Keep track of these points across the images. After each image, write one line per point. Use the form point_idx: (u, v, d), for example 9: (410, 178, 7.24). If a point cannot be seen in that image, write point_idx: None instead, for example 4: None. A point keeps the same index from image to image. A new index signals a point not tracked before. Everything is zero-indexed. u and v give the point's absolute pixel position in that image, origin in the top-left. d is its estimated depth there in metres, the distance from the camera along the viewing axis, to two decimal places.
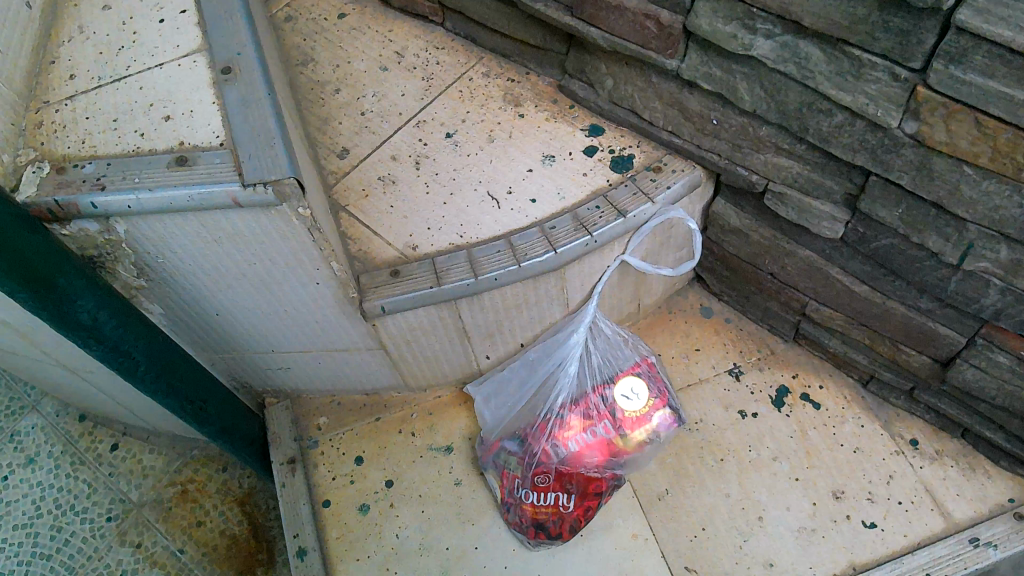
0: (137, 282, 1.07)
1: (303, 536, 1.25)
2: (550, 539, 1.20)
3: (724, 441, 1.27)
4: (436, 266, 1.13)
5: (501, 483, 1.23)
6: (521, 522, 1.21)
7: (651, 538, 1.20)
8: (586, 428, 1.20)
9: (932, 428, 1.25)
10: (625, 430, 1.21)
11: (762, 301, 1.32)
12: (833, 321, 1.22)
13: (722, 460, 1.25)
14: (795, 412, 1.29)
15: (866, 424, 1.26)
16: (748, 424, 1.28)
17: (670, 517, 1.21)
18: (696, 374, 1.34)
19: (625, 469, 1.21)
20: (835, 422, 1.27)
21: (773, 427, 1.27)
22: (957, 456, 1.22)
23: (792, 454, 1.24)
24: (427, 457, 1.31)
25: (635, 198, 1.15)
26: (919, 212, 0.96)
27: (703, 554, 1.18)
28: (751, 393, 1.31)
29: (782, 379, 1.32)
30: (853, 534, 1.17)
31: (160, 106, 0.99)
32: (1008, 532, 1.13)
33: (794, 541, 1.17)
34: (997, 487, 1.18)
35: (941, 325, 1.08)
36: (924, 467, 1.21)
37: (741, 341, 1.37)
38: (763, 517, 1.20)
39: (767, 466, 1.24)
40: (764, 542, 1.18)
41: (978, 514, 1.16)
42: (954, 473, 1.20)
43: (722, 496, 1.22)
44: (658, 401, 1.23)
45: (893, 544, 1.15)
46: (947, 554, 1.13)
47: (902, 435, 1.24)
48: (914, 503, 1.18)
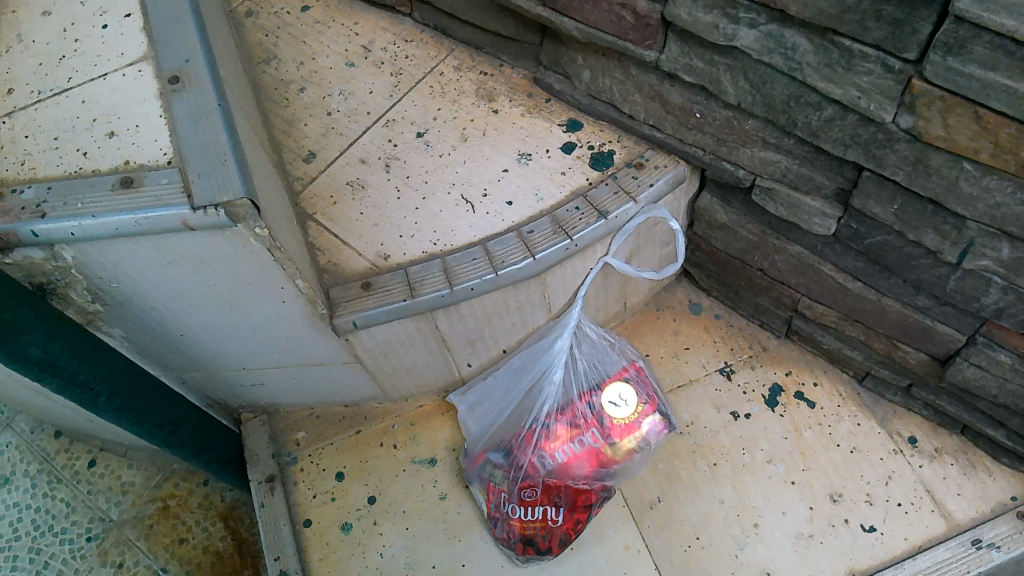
0: (93, 307, 1.00)
1: (284, 558, 1.20)
2: (540, 554, 1.16)
3: (716, 445, 1.23)
4: (409, 277, 1.08)
5: (487, 498, 1.19)
6: (509, 538, 1.17)
7: (644, 550, 1.16)
8: (573, 439, 1.16)
9: (930, 424, 1.20)
10: (615, 439, 1.17)
11: (752, 297, 1.28)
12: (827, 317, 1.18)
13: (714, 464, 1.22)
14: (789, 411, 1.25)
15: (863, 422, 1.22)
16: (741, 426, 1.24)
17: (663, 527, 1.17)
18: (686, 374, 1.30)
19: (616, 479, 1.17)
20: (831, 421, 1.23)
21: (767, 427, 1.24)
22: (957, 452, 1.17)
23: (787, 456, 1.21)
24: (411, 470, 1.27)
25: (616, 197, 1.10)
26: (914, 208, 0.91)
27: (698, 565, 1.14)
28: (743, 393, 1.27)
29: (774, 377, 1.28)
30: (852, 539, 1.12)
31: (105, 120, 0.92)
32: (1011, 532, 1.08)
33: (791, 549, 1.13)
34: (1000, 485, 1.13)
35: (939, 324, 1.02)
36: (924, 466, 1.16)
37: (732, 339, 1.33)
38: (758, 523, 1.16)
39: (762, 470, 1.20)
40: (761, 549, 1.14)
41: (980, 514, 1.11)
42: (954, 471, 1.15)
43: (717, 503, 1.18)
44: (647, 407, 1.19)
45: (893, 549, 1.11)
46: (949, 557, 1.08)
47: (900, 432, 1.20)
48: (914, 504, 1.13)
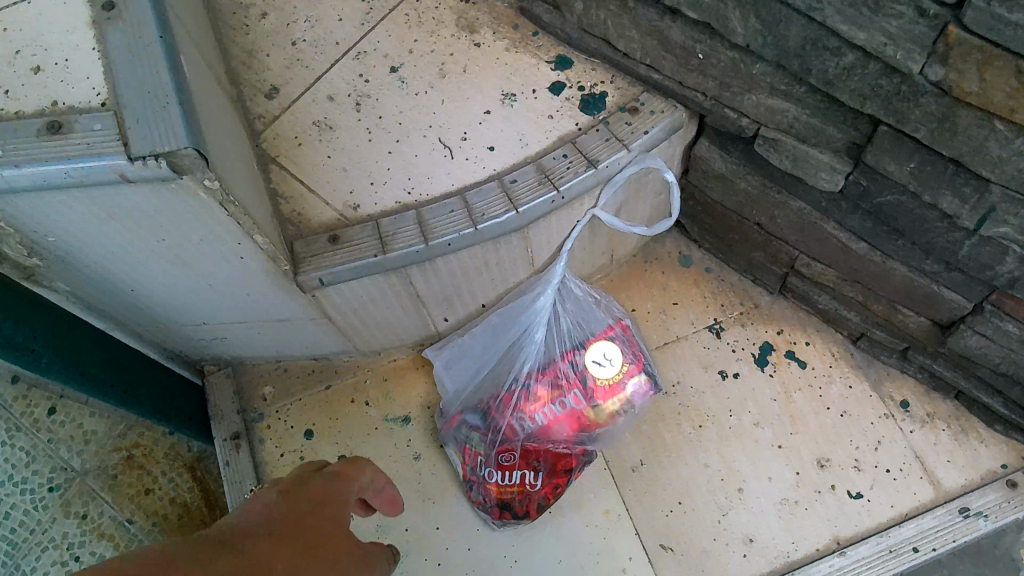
0: (30, 262, 0.91)
1: None
2: (517, 519, 1.13)
3: (703, 407, 1.19)
4: (381, 231, 0.99)
5: (463, 460, 1.15)
6: (486, 502, 1.13)
7: (625, 515, 1.14)
8: (554, 401, 1.11)
9: (924, 388, 1.16)
10: (598, 401, 1.11)
11: (746, 252, 1.21)
12: (825, 277, 1.12)
13: (700, 427, 1.18)
14: (779, 372, 1.20)
15: (855, 385, 1.17)
16: (729, 387, 1.20)
17: (645, 491, 1.15)
18: (674, 332, 1.24)
19: (598, 443, 1.13)
20: (822, 383, 1.18)
21: (756, 388, 1.19)
22: (950, 418, 1.13)
23: (775, 419, 1.17)
24: (384, 430, 1.22)
25: (607, 145, 1.00)
26: (934, 167, 0.83)
27: (679, 531, 1.11)
28: (732, 352, 1.22)
29: (766, 336, 1.23)
30: (837, 507, 1.10)
31: (28, 52, 0.80)
32: (999, 501, 1.07)
33: (775, 516, 1.11)
34: (991, 453, 1.10)
35: (946, 290, 0.97)
36: (915, 431, 1.13)
37: (723, 295, 1.27)
38: (743, 489, 1.13)
39: (749, 433, 1.16)
40: (744, 516, 1.11)
41: (970, 482, 1.09)
42: (946, 438, 1.12)
43: (701, 467, 1.15)
44: (632, 368, 1.12)
45: (879, 517, 1.09)
46: (936, 526, 1.07)
47: (892, 396, 1.16)
48: (903, 471, 1.11)
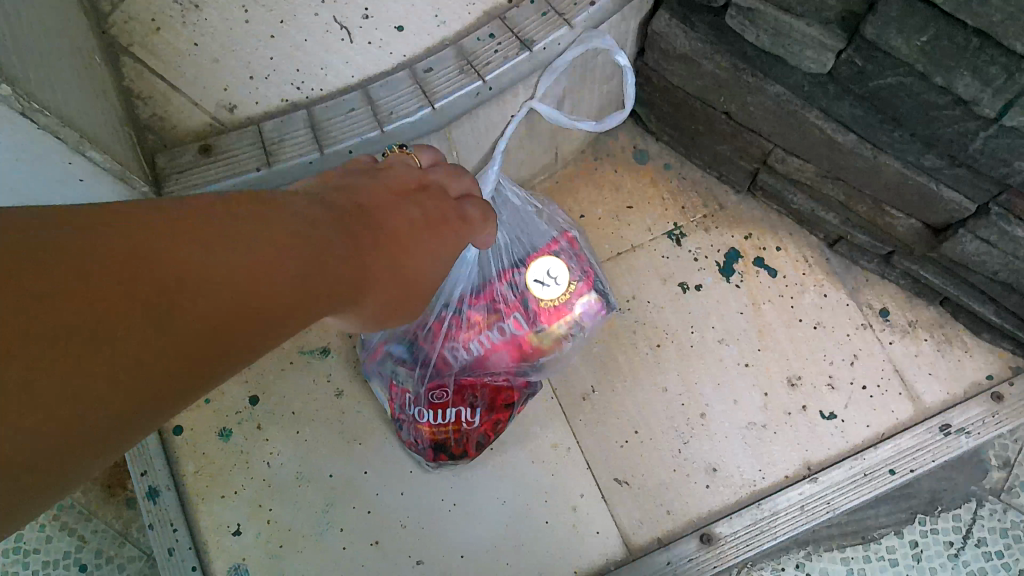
0: None
1: (153, 474, 1.03)
2: (454, 459, 1.01)
3: (662, 324, 1.05)
4: (263, 139, 0.80)
5: (390, 398, 1.02)
6: (418, 443, 1.01)
7: (574, 449, 1.02)
8: (490, 328, 0.95)
9: (905, 295, 1.04)
10: (542, 326, 0.95)
11: (711, 145, 1.04)
12: (802, 174, 0.96)
13: (658, 347, 1.05)
14: (746, 282, 1.06)
15: (830, 294, 1.05)
16: (690, 301, 1.06)
17: (596, 420, 1.03)
18: (628, 240, 1.09)
19: (541, 373, 0.99)
20: (793, 293, 1.05)
21: (720, 301, 1.06)
22: (932, 327, 1.02)
23: (742, 335, 1.04)
24: (300, 363, 1.10)
25: (544, 21, 0.81)
26: (952, 42, 0.65)
27: (634, 463, 1.01)
28: (694, 261, 1.08)
29: (731, 241, 1.08)
30: (808, 429, 1.00)
31: None
32: (982, 416, 0.97)
33: (741, 442, 1.00)
34: (975, 364, 1.00)
35: (945, 188, 0.82)
36: (895, 343, 1.02)
37: (683, 196, 1.11)
38: (705, 414, 1.01)
39: (713, 352, 1.04)
40: (706, 444, 1.00)
41: (952, 397, 0.99)
42: (928, 349, 1.01)
43: (659, 392, 1.03)
44: (581, 287, 0.96)
45: (854, 438, 0.99)
46: (914, 445, 0.97)
47: (871, 305, 1.04)
48: (880, 388, 1.00)
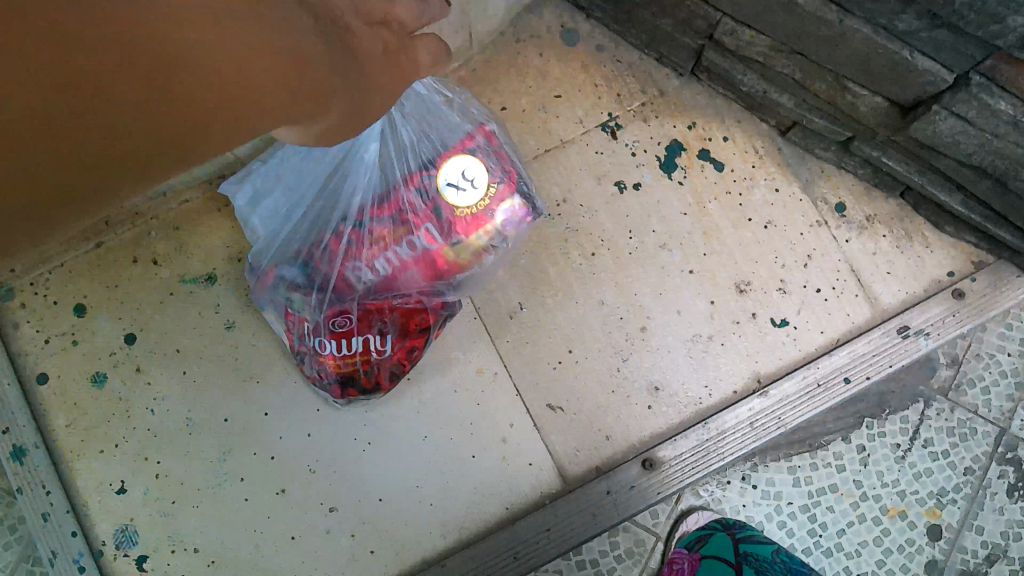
0: None
1: (15, 432, 0.88)
2: (366, 393, 0.89)
3: (596, 229, 0.93)
4: None
5: (288, 328, 0.88)
6: (323, 377, 0.88)
7: (502, 374, 0.91)
8: (398, 244, 0.81)
9: (863, 187, 0.93)
10: (458, 239, 0.81)
11: (650, 18, 0.89)
12: (754, 49, 0.82)
13: (592, 256, 0.92)
14: (690, 178, 0.94)
15: (782, 188, 0.94)
16: (628, 202, 0.93)
17: (525, 340, 0.91)
18: (557, 135, 0.95)
19: (460, 291, 0.86)
20: (742, 189, 0.94)
21: (661, 200, 0.93)
22: (892, 221, 0.92)
23: (685, 238, 0.92)
24: (182, 295, 0.94)
25: None
26: None
27: (569, 386, 0.90)
28: (632, 156, 0.94)
29: (673, 132, 0.95)
30: (758, 338, 0.90)
31: None
32: (943, 316, 0.89)
33: (685, 356, 0.90)
34: (936, 260, 0.92)
35: (920, 56, 0.69)
36: (851, 240, 0.92)
37: (619, 81, 0.96)
38: (646, 328, 0.91)
39: (654, 258, 0.92)
40: (648, 360, 0.90)
41: (910, 296, 0.91)
42: (886, 245, 0.92)
43: (595, 306, 0.91)
44: (503, 190, 0.81)
45: (807, 346, 0.90)
46: (871, 351, 0.89)
47: (826, 199, 0.93)
48: (835, 290, 0.91)
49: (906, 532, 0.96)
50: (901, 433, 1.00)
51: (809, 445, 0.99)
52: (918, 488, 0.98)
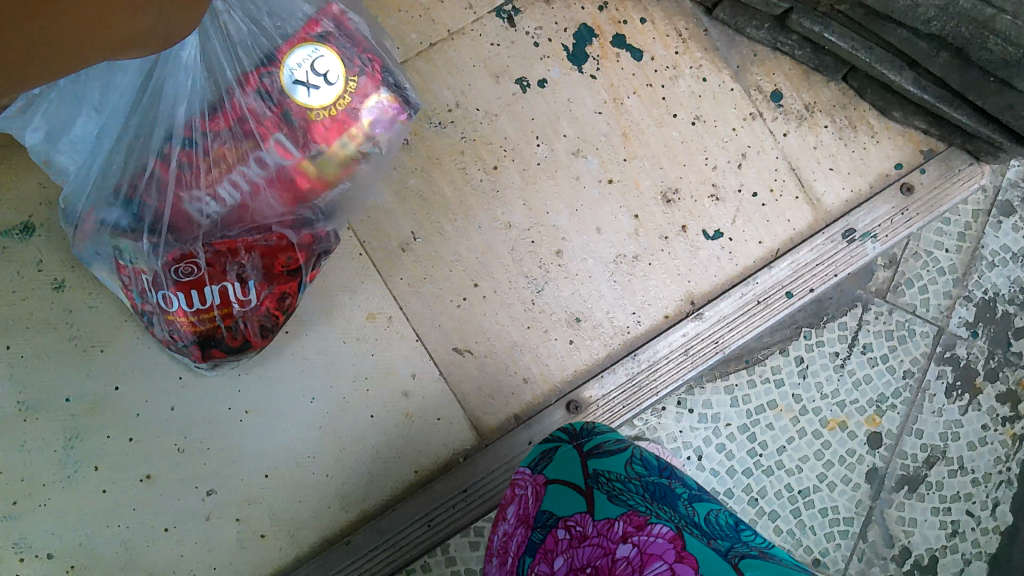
0: None
1: None
2: (235, 354, 0.72)
3: (497, 138, 0.78)
4: None
5: (124, 285, 0.69)
6: (177, 341, 0.70)
7: (398, 318, 0.77)
8: (246, 164, 0.63)
9: (800, 72, 0.81)
10: (320, 150, 0.64)
11: None
12: None
13: (495, 170, 0.78)
14: (605, 71, 0.79)
15: (710, 78, 0.80)
16: (533, 103, 0.78)
17: (422, 277, 0.77)
18: (442, 26, 0.78)
19: (331, 215, 0.71)
20: (665, 81, 0.80)
21: (572, 100, 0.79)
22: (833, 109, 0.81)
23: (602, 143, 0.79)
24: None
25: None
26: None
27: (477, 326, 0.77)
28: (534, 48, 0.79)
29: (582, 16, 0.80)
30: (690, 254, 0.79)
31: None
32: (891, 215, 0.80)
33: (609, 280, 0.78)
34: (882, 151, 0.81)
35: None
36: (790, 135, 0.80)
37: None
38: (562, 252, 0.78)
39: (567, 169, 0.78)
40: (566, 288, 0.78)
41: (856, 195, 0.80)
42: (828, 138, 0.81)
43: (501, 230, 0.78)
44: (366, 84, 0.65)
45: (744, 260, 0.79)
46: (815, 260, 0.79)
47: (760, 87, 0.80)
48: (773, 193, 0.80)
49: (847, 443, 0.89)
50: (839, 340, 0.91)
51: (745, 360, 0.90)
52: (858, 397, 0.90)
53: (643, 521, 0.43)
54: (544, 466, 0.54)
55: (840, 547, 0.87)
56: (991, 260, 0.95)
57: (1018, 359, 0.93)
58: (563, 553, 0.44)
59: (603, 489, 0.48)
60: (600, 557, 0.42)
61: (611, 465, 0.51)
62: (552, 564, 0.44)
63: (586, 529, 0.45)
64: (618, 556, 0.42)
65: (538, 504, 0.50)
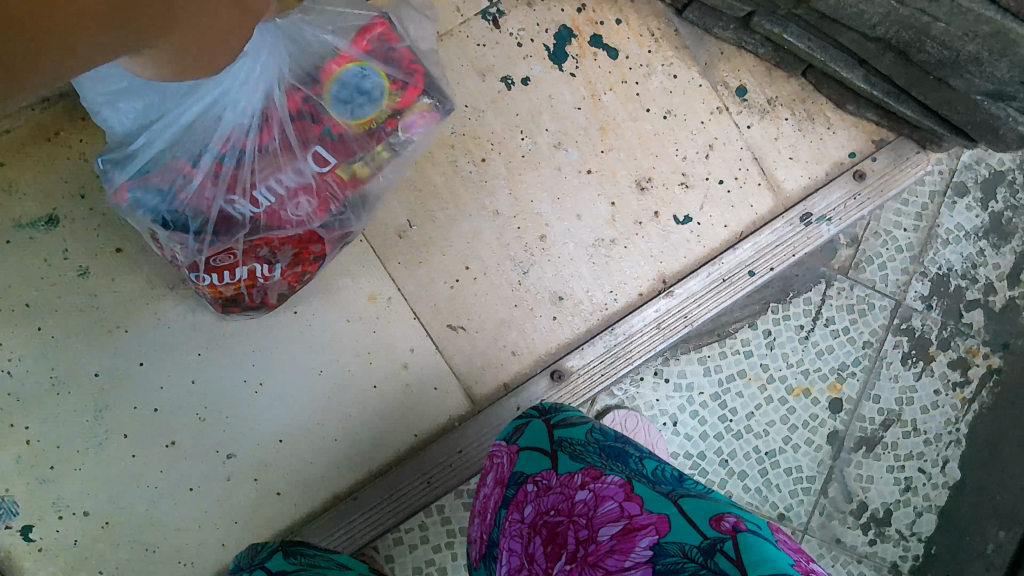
0: None
1: None
2: (251, 310, 0.79)
3: (484, 132, 0.85)
4: None
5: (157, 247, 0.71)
6: (205, 295, 0.76)
7: (396, 298, 0.84)
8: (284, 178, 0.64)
9: (764, 68, 0.88)
10: (353, 159, 0.66)
11: None
12: None
13: (483, 162, 0.85)
14: (583, 69, 0.86)
15: (680, 75, 0.87)
16: (517, 99, 0.85)
17: (418, 260, 0.84)
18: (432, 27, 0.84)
19: (361, 210, 0.73)
20: (639, 77, 0.87)
21: (553, 96, 0.85)
22: (794, 103, 0.88)
23: (581, 136, 0.86)
24: (19, 241, 0.81)
25: None
26: None
27: (469, 304, 0.84)
28: (518, 48, 0.85)
29: (562, 18, 0.86)
30: (662, 237, 0.86)
31: None
32: (845, 200, 0.87)
33: (588, 262, 0.85)
34: (838, 141, 0.88)
35: None
36: (753, 127, 0.87)
37: None
38: (545, 237, 0.85)
39: (549, 160, 0.85)
40: (549, 270, 0.85)
41: (813, 182, 0.88)
42: (789, 130, 0.88)
43: (489, 217, 0.85)
44: (404, 98, 0.65)
45: (711, 242, 0.87)
46: (775, 241, 0.86)
47: (726, 83, 0.87)
48: (738, 181, 0.87)
49: (810, 408, 0.98)
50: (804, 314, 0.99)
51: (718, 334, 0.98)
52: (821, 365, 0.99)
53: (599, 473, 0.52)
54: (516, 436, 0.60)
55: (803, 502, 0.97)
56: (946, 238, 1.03)
57: (969, 329, 1.02)
58: (534, 508, 0.52)
59: (565, 451, 0.55)
60: (563, 502, 0.51)
61: (573, 431, 0.58)
62: (523, 511, 0.52)
63: (551, 481, 0.53)
64: (577, 500, 0.51)
65: (510, 466, 0.57)
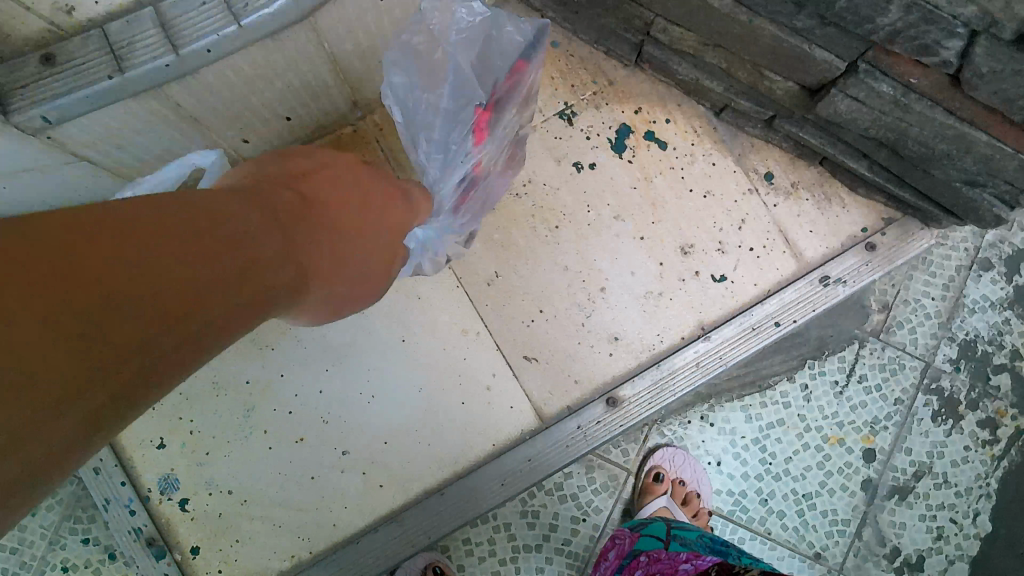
0: None
1: None
2: None
3: (558, 205, 1.07)
4: (109, 41, 0.71)
5: None
6: None
7: (484, 333, 1.05)
8: (454, 177, 0.82)
9: (787, 157, 1.08)
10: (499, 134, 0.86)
11: (595, 17, 1.02)
12: (685, 43, 0.95)
13: (556, 228, 1.06)
14: (638, 157, 1.08)
15: (718, 162, 1.08)
16: (585, 180, 1.07)
17: (503, 304, 1.05)
18: None
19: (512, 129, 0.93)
20: (683, 164, 1.08)
21: (614, 178, 1.07)
22: (813, 186, 1.07)
23: (636, 209, 1.07)
24: None
25: None
26: None
27: (541, 340, 1.04)
28: (587, 140, 1.08)
29: (622, 118, 1.08)
30: (702, 291, 1.05)
31: None
32: (857, 266, 1.05)
33: (639, 309, 1.05)
34: (852, 217, 1.07)
35: (818, 49, 0.81)
36: (779, 204, 1.07)
37: (573, 73, 1.09)
38: (605, 288, 1.05)
39: (609, 228, 1.06)
40: (607, 314, 1.05)
41: (830, 250, 1.06)
42: (809, 207, 1.07)
43: (560, 271, 1.06)
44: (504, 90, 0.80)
45: (741, 295, 1.05)
46: (797, 298, 1.04)
47: (756, 169, 1.07)
48: (766, 248, 1.06)
49: (846, 456, 1.12)
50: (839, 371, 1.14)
51: (760, 385, 1.13)
52: (855, 418, 1.13)
53: (697, 554, 0.93)
54: (639, 526, 1.02)
55: (839, 543, 1.10)
56: (973, 307, 1.16)
57: (997, 391, 1.14)
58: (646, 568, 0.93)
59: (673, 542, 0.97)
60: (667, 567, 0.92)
61: (681, 533, 1.00)
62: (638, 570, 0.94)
63: (659, 554, 0.95)
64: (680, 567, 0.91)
65: (631, 544, 1.00)
